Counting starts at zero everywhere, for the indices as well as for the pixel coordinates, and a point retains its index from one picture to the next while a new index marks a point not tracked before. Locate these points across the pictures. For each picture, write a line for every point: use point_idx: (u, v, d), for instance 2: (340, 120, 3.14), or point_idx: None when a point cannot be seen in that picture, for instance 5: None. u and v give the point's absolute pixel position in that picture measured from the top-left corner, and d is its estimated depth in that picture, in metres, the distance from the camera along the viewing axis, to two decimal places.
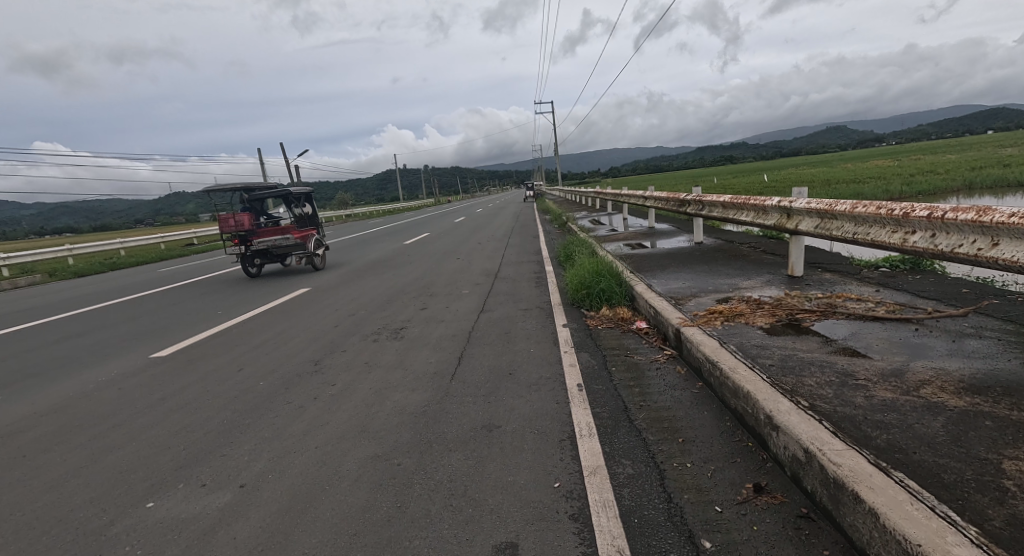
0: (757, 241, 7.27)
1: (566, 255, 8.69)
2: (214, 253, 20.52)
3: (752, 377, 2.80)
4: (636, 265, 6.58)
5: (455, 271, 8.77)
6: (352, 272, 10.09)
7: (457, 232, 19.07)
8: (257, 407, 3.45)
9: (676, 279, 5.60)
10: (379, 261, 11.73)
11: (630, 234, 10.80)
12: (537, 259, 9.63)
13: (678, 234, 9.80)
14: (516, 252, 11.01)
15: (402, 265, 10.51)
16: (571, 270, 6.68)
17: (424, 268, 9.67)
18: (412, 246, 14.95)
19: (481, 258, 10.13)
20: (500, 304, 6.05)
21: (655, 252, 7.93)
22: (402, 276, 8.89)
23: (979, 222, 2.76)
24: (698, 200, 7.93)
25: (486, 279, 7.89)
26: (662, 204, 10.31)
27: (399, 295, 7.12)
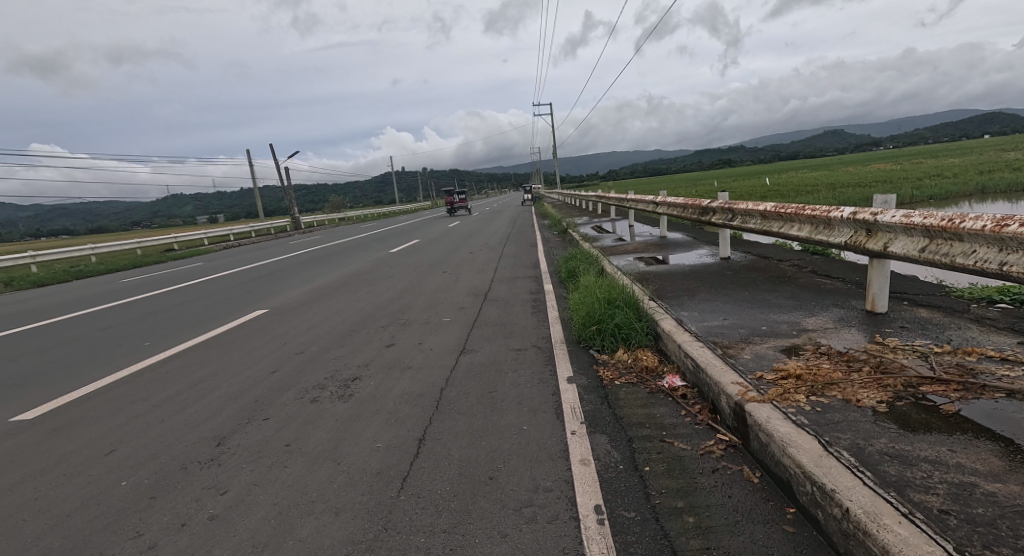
0: (799, 260, 6.03)
1: (569, 274, 7.41)
2: (190, 260, 19.27)
3: (926, 547, 1.51)
4: (657, 289, 5.33)
5: (437, 291, 7.51)
6: (322, 288, 8.83)
7: (450, 238, 17.85)
8: (84, 543, 2.16)
9: (714, 313, 4.34)
10: (357, 273, 10.45)
11: (640, 245, 9.54)
12: (534, 275, 8.37)
13: (696, 245, 8.56)
14: (511, 265, 9.72)
15: (381, 280, 9.24)
16: (576, 296, 5.39)
17: (405, 285, 8.41)
18: (399, 255, 13.74)
19: (470, 275, 8.87)
20: (487, 341, 4.80)
21: (674, 269, 6.68)
22: (377, 296, 7.62)
23: None
24: (726, 208, 6.61)
25: (473, 302, 6.64)
26: (676, 212, 9.08)
27: (366, 323, 5.86)
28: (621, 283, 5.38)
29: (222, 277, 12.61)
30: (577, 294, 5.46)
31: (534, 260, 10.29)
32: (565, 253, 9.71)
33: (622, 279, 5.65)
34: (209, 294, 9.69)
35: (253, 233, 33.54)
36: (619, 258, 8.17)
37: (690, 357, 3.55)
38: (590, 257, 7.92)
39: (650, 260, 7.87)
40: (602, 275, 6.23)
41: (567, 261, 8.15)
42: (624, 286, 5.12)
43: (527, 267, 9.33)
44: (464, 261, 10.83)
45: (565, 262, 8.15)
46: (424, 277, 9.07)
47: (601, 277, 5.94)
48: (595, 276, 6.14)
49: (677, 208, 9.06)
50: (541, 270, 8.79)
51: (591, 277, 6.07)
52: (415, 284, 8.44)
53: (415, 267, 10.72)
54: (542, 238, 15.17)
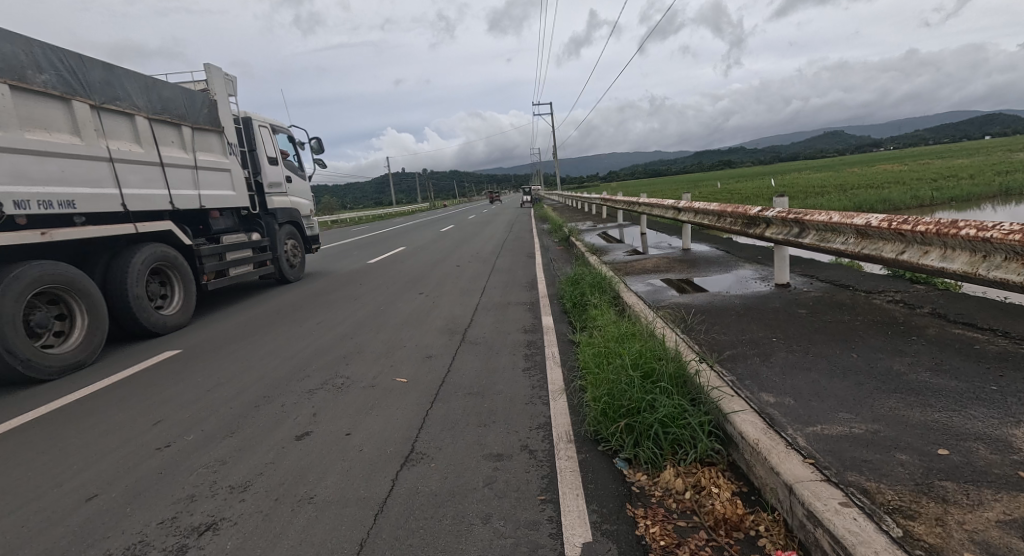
0: (899, 293, 4.30)
1: (576, 313, 5.66)
2: None
3: None
4: (707, 344, 3.60)
5: (403, 328, 5.79)
6: (266, 315, 7.11)
7: (440, 245, 16.19)
8: None
9: (822, 403, 2.59)
10: (318, 292, 8.71)
11: (659, 262, 7.80)
12: (529, 302, 6.67)
13: (732, 263, 6.85)
14: (502, 286, 8.00)
15: (342, 305, 7.51)
16: (589, 359, 3.64)
17: (366, 315, 6.69)
18: (378, 266, 12.08)
19: (450, 300, 7.15)
20: (450, 434, 3.09)
21: (717, 302, 4.96)
22: (326, 332, 5.93)
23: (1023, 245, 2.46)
24: (788, 219, 4.83)
25: (446, 347, 4.93)
26: (705, 220, 7.37)
27: (291, 385, 4.17)
28: (654, 337, 3.63)
29: None
30: (589, 356, 3.70)
31: (530, 278, 8.57)
32: (568, 272, 8.02)
33: (654, 327, 3.89)
34: None
35: None
36: (638, 282, 6.45)
37: (822, 527, 1.78)
38: (602, 285, 6.17)
39: (678, 283, 6.15)
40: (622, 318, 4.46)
41: (573, 289, 6.38)
42: (662, 346, 3.36)
43: (521, 290, 7.61)
44: (449, 278, 9.13)
45: (569, 290, 6.39)
46: (393, 302, 7.36)
47: (623, 324, 4.18)
48: (614, 321, 4.39)
49: (708, 217, 7.31)
50: (539, 295, 7.06)
51: (609, 324, 4.31)
52: (380, 313, 6.74)
53: (387, 285, 9.01)
54: (541, 248, 13.45)
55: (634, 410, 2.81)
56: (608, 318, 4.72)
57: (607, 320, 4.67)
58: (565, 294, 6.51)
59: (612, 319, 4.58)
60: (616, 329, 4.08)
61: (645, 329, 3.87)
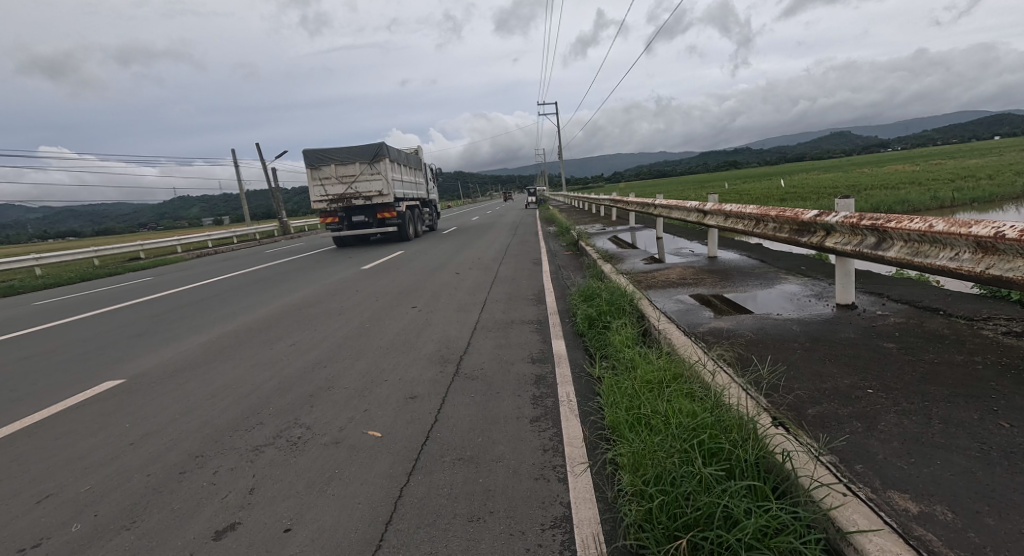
0: (1014, 321, 3.36)
1: (594, 340, 4.74)
2: (143, 273, 16.92)
3: None
4: (783, 401, 2.65)
5: (387, 354, 4.90)
6: (237, 335, 6.25)
7: (441, 249, 15.34)
8: None
9: (1008, 527, 1.63)
10: (301, 305, 7.86)
11: (684, 271, 6.90)
12: (536, 320, 5.78)
13: (770, 276, 5.94)
14: (505, 299, 7.10)
15: (323, 322, 6.62)
16: (624, 424, 2.69)
17: (347, 335, 5.81)
18: (373, 273, 11.24)
19: (445, 317, 6.27)
20: (426, 534, 2.19)
21: (767, 327, 4.07)
22: (296, 359, 5.05)
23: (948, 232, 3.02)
24: (860, 225, 3.86)
25: (437, 383, 4.04)
26: (738, 225, 6.48)
27: (235, 438, 3.28)
28: (712, 395, 2.67)
29: (146, 302, 10.11)
30: (622, 418, 2.75)
31: (537, 290, 7.68)
32: (580, 283, 7.14)
33: (706, 376, 2.93)
34: (98, 334, 7.18)
35: (234, 240, 31.10)
36: (663, 297, 5.56)
37: None
38: (624, 304, 5.24)
39: (713, 299, 5.26)
40: (657, 355, 3.51)
41: (588, 308, 5.45)
42: (728, 412, 2.40)
43: (527, 304, 6.72)
44: (448, 288, 8.25)
45: (584, 308, 5.47)
46: (381, 320, 6.47)
47: (662, 367, 3.22)
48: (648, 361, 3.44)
49: (743, 222, 6.37)
50: (547, 312, 6.17)
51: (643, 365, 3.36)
52: (363, 333, 5.86)
53: (379, 296, 8.15)
54: (548, 253, 12.57)
55: (702, 525, 1.85)
56: (637, 353, 3.79)
57: (637, 356, 3.73)
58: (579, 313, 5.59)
59: (644, 357, 3.65)
60: (654, 374, 3.13)
61: (695, 380, 2.92)
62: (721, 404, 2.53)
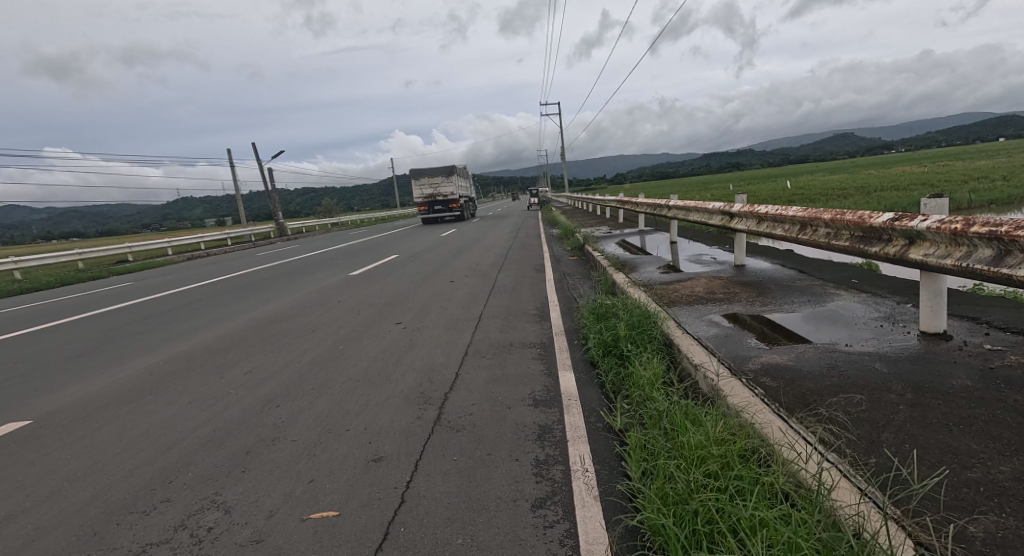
0: None
1: (613, 380, 3.78)
2: (126, 278, 16.14)
3: None
4: (929, 516, 1.70)
5: (355, 391, 3.98)
6: (189, 357, 5.36)
7: (438, 253, 14.48)
8: None
9: None
10: (273, 319, 6.98)
11: (709, 283, 5.98)
12: (539, 344, 4.88)
13: (815, 289, 5.05)
14: (503, 315, 6.20)
15: (292, 342, 5.71)
16: (680, 553, 1.70)
17: (315, 360, 4.92)
18: (362, 280, 10.37)
19: (431, 338, 5.36)
20: None
21: (835, 360, 3.18)
22: (245, 395, 4.14)
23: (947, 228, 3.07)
24: (960, 233, 2.96)
25: (411, 436, 3.14)
26: (772, 229, 5.61)
27: (120, 528, 2.38)
28: (830, 527, 1.66)
29: (112, 312, 9.25)
30: (673, 531, 1.81)
31: (539, 303, 6.77)
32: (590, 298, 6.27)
33: (798, 473, 1.95)
34: (39, 353, 6.31)
35: (229, 241, 30.31)
36: (691, 315, 4.68)
37: None
38: (647, 330, 4.28)
39: (753, 319, 4.39)
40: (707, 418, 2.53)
41: (603, 335, 4.50)
42: None
43: (528, 321, 5.83)
44: (440, 300, 7.36)
45: (597, 335, 4.51)
46: (357, 340, 5.55)
47: (718, 441, 2.27)
48: (694, 426, 2.48)
49: (782, 226, 5.42)
50: (551, 332, 5.27)
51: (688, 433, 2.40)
52: (334, 358, 4.95)
53: (362, 308, 7.27)
54: (551, 258, 11.70)
55: None
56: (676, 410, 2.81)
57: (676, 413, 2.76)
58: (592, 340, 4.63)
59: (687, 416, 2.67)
60: (711, 454, 2.17)
61: (781, 477, 1.94)
62: (857, 553, 1.52)
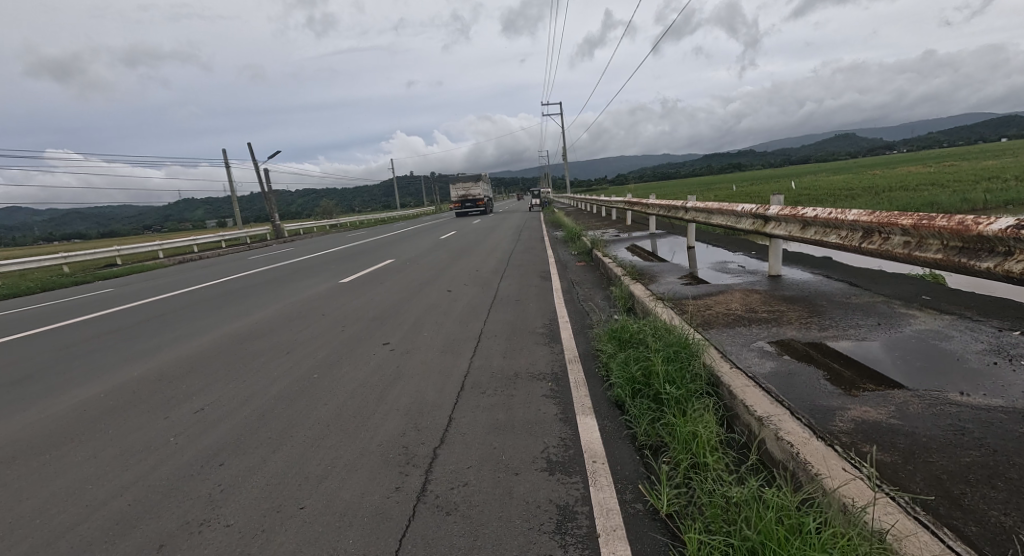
0: None
1: (649, 437, 2.95)
2: (110, 283, 15.43)
3: None
4: None
5: (322, 444, 3.18)
6: (137, 387, 4.55)
7: (436, 258, 13.71)
8: None
9: None
10: (247, 336, 6.18)
11: (746, 297, 5.17)
12: (550, 375, 4.09)
13: (879, 307, 4.25)
14: (507, 333, 5.40)
15: (261, 368, 4.91)
16: None
17: (282, 394, 4.13)
18: (352, 289, 9.57)
19: (421, 365, 4.57)
20: None
21: (951, 413, 2.40)
22: (188, 442, 3.34)
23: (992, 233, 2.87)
24: None
25: (387, 524, 2.35)
26: (821, 235, 4.82)
27: None
28: None
29: (76, 324, 8.44)
30: None
31: (548, 319, 5.97)
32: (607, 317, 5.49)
33: None
34: None
35: (223, 243, 29.64)
36: (734, 340, 3.89)
37: None
38: (685, 364, 3.44)
39: (812, 346, 3.60)
40: (823, 538, 1.71)
41: (629, 370, 3.66)
42: None
43: (536, 343, 5.04)
44: (436, 315, 6.56)
45: (622, 369, 3.67)
46: (335, 367, 4.75)
47: None
48: (807, 555, 1.66)
49: (835, 232, 4.59)
50: (564, 359, 4.48)
51: None
52: (304, 391, 4.16)
53: (347, 323, 6.49)
54: (558, 264, 10.92)
55: None
56: (758, 504, 1.99)
57: (762, 514, 1.94)
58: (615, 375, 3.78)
59: (782, 521, 1.87)
60: None
61: None
62: None
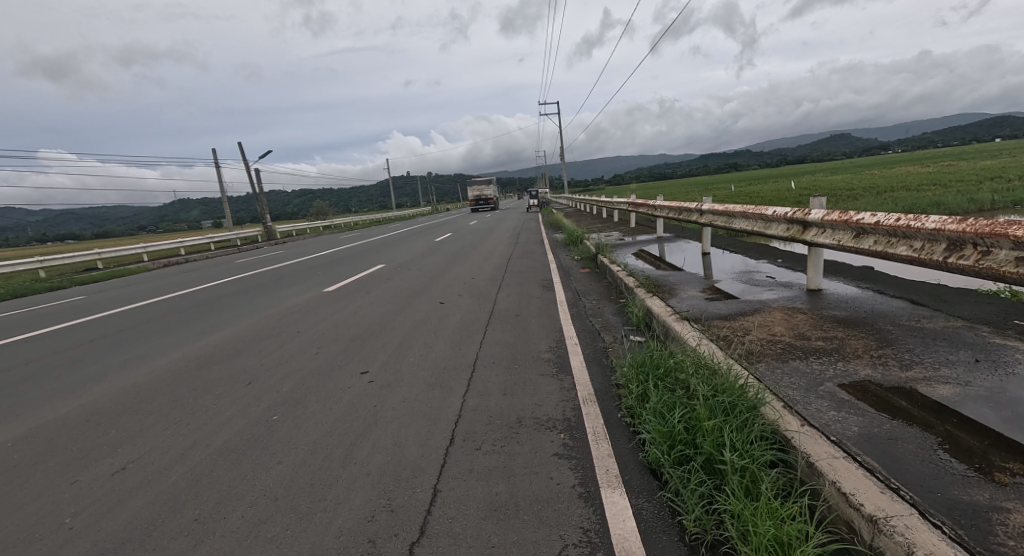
0: None
1: (703, 529, 2.17)
2: (84, 289, 14.58)
3: None
4: None
5: (261, 534, 2.39)
6: (56, 431, 3.73)
7: (430, 263, 12.91)
8: None
9: None
10: (206, 361, 5.35)
11: (789, 318, 4.39)
12: (562, 422, 3.32)
13: (965, 335, 3.47)
14: (507, 361, 4.61)
15: (210, 405, 4.08)
16: None
17: (226, 445, 3.31)
18: (337, 299, 8.77)
19: (401, 407, 3.77)
20: None
21: None
22: (84, 531, 2.52)
23: (1011, 235, 2.84)
24: None
25: None
26: (880, 245, 4.05)
27: None
28: None
29: (24, 341, 7.55)
30: None
31: (554, 341, 5.19)
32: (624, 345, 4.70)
33: None
34: None
35: (211, 245, 28.73)
36: (794, 379, 3.10)
37: None
38: (741, 417, 2.65)
39: (896, 390, 2.82)
40: None
41: (664, 422, 2.86)
42: None
43: (541, 374, 4.26)
44: (425, 334, 5.77)
45: (655, 421, 2.88)
46: (298, 405, 3.94)
47: None
48: None
49: (904, 243, 3.79)
50: (577, 397, 3.70)
51: None
52: (254, 441, 3.34)
53: (324, 344, 5.69)
54: (560, 271, 10.14)
55: None
56: None
57: None
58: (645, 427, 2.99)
59: None
60: None
61: None
62: None
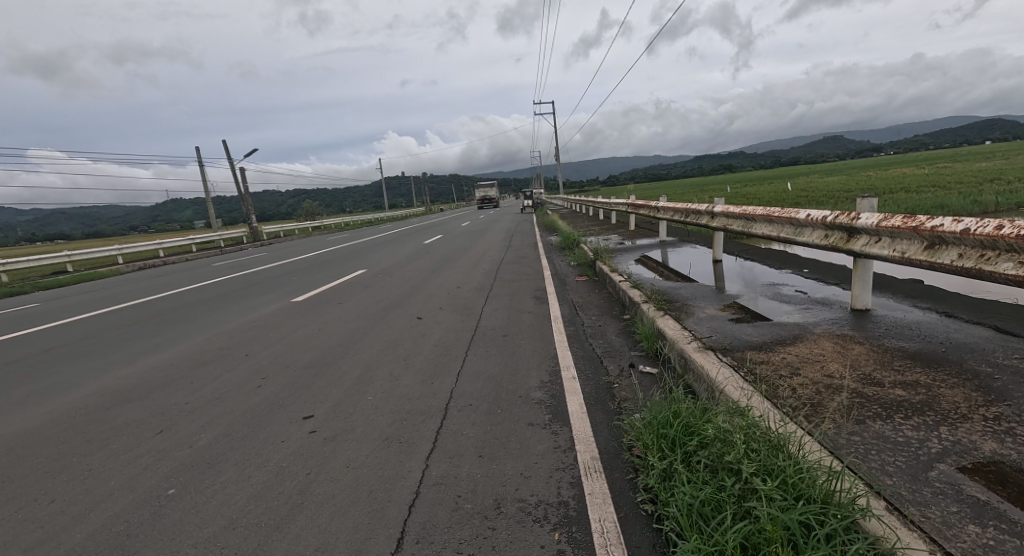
0: None
1: None
2: (43, 295, 13.52)
3: None
4: None
5: None
6: None
7: (416, 268, 11.98)
8: None
9: None
10: (122, 397, 4.38)
11: (844, 351, 3.47)
12: (557, 512, 2.39)
13: None
14: (487, 405, 3.68)
15: (95, 470, 3.12)
16: None
17: (79, 551, 2.34)
18: (305, 311, 7.82)
19: (338, 482, 2.81)
20: None
21: None
22: None
23: (997, 235, 2.85)
24: None
25: None
26: (966, 261, 3.13)
27: None
28: None
29: None
30: None
31: (547, 373, 4.28)
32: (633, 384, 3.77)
33: None
34: None
35: (193, 246, 27.65)
36: (886, 457, 2.16)
37: None
38: (831, 543, 1.69)
39: None
40: None
41: (707, 535, 1.90)
42: None
43: (530, 424, 3.35)
44: (393, 363, 4.83)
45: (693, 532, 1.93)
46: (206, 474, 2.98)
47: None
48: None
49: (1010, 257, 2.85)
50: (577, 464, 2.79)
51: None
52: (124, 541, 2.39)
53: (272, 375, 4.74)
54: (555, 278, 9.23)
55: None
56: None
57: None
58: (678, 539, 2.02)
59: None
60: None
61: None
62: None
